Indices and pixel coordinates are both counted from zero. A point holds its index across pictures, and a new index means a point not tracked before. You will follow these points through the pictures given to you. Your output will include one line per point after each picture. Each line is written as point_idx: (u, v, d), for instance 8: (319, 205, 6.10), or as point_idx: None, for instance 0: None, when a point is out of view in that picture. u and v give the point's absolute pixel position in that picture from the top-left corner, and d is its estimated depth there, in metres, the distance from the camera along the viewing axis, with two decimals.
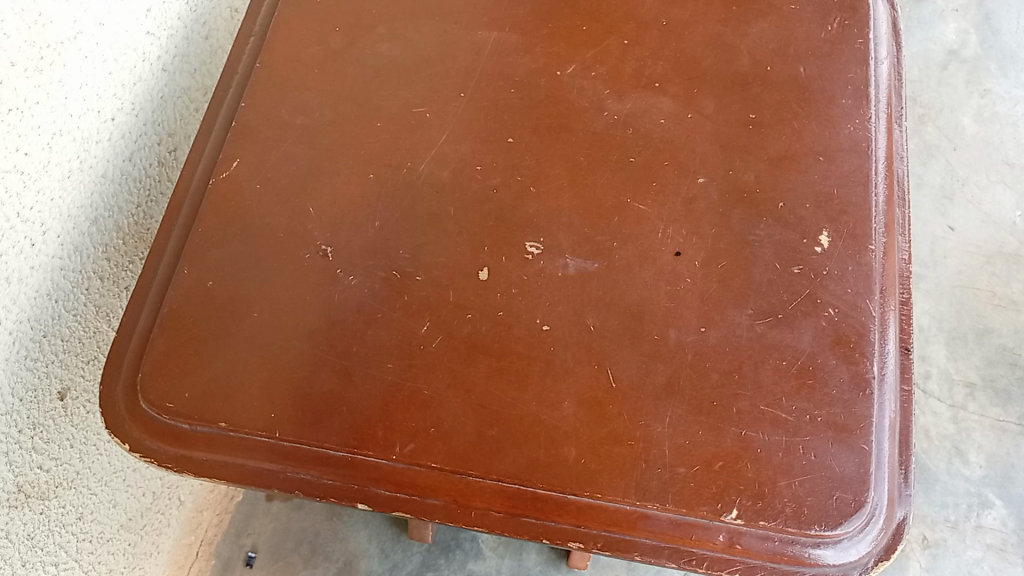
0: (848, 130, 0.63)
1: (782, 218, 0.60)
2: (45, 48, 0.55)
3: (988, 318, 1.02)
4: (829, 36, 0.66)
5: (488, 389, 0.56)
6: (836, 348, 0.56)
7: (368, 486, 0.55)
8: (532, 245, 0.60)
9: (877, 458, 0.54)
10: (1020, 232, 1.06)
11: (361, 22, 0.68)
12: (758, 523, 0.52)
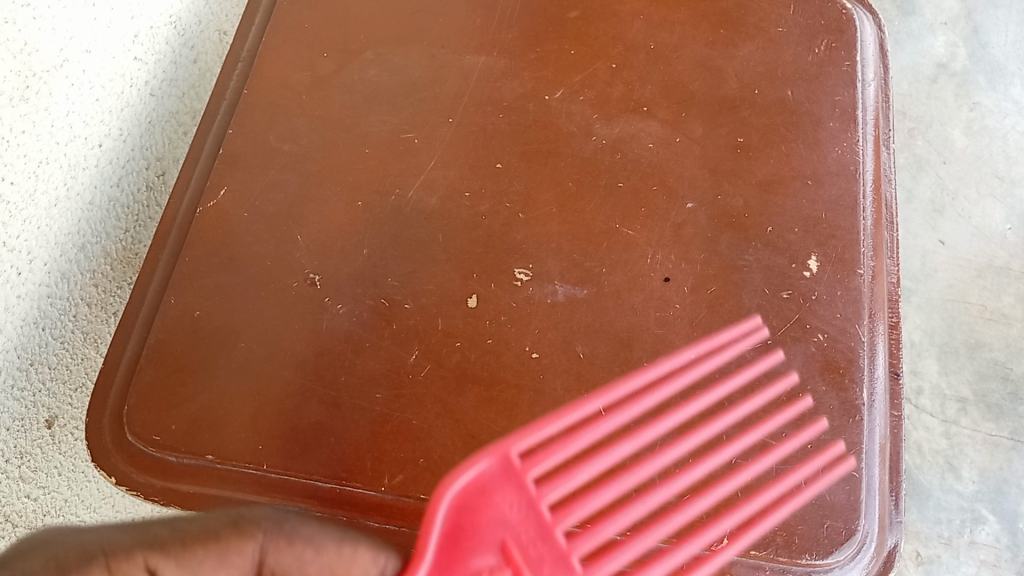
0: (836, 154, 0.63)
1: (770, 242, 0.60)
2: (31, 77, 0.55)
3: (979, 332, 1.01)
4: (815, 60, 0.67)
5: (477, 419, 0.55)
6: (826, 374, 0.56)
7: (356, 517, 0.54)
8: (521, 272, 0.59)
9: (868, 485, 0.54)
10: (1010, 245, 1.06)
11: (350, 48, 0.68)
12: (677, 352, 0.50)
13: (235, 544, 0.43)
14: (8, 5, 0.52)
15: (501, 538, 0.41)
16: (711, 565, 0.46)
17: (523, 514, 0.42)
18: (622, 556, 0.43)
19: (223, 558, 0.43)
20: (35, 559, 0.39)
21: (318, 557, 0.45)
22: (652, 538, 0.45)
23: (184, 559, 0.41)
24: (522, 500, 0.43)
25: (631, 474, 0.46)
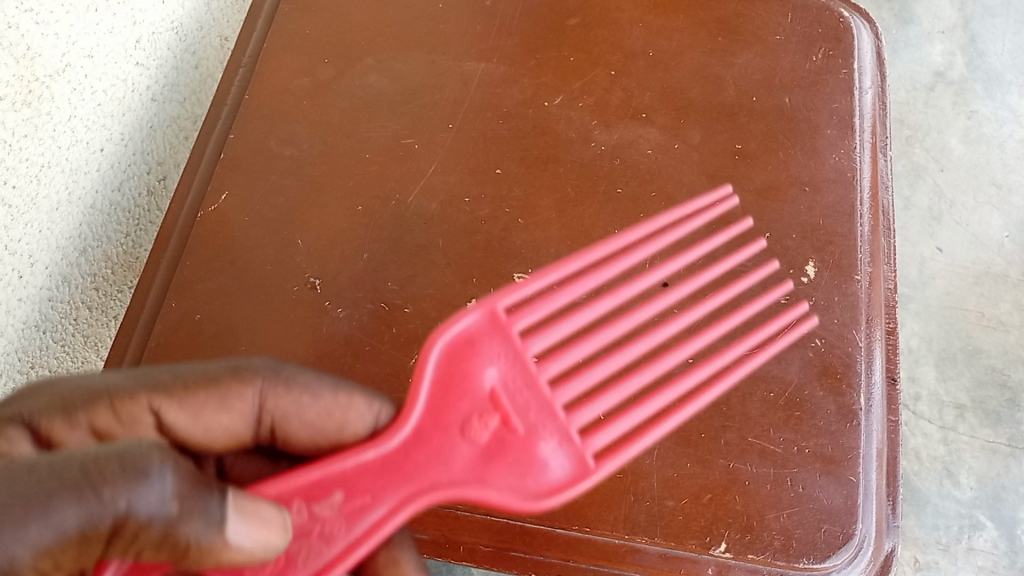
0: (833, 160, 0.64)
1: (769, 247, 0.60)
2: (34, 82, 0.55)
3: (977, 339, 1.01)
4: (813, 68, 0.68)
5: None
6: (823, 379, 0.56)
7: None
8: (519, 276, 0.59)
9: (865, 489, 0.54)
10: (1007, 253, 1.06)
11: (351, 54, 0.69)
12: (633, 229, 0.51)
13: (234, 389, 0.44)
14: (12, 10, 0.52)
15: (490, 383, 0.43)
16: (694, 409, 0.47)
17: (512, 364, 0.44)
18: (608, 399, 0.45)
19: (222, 403, 0.44)
20: (37, 400, 0.42)
21: (317, 402, 0.46)
22: (635, 384, 0.47)
23: (184, 400, 0.43)
24: (511, 351, 0.44)
25: (613, 327, 0.48)
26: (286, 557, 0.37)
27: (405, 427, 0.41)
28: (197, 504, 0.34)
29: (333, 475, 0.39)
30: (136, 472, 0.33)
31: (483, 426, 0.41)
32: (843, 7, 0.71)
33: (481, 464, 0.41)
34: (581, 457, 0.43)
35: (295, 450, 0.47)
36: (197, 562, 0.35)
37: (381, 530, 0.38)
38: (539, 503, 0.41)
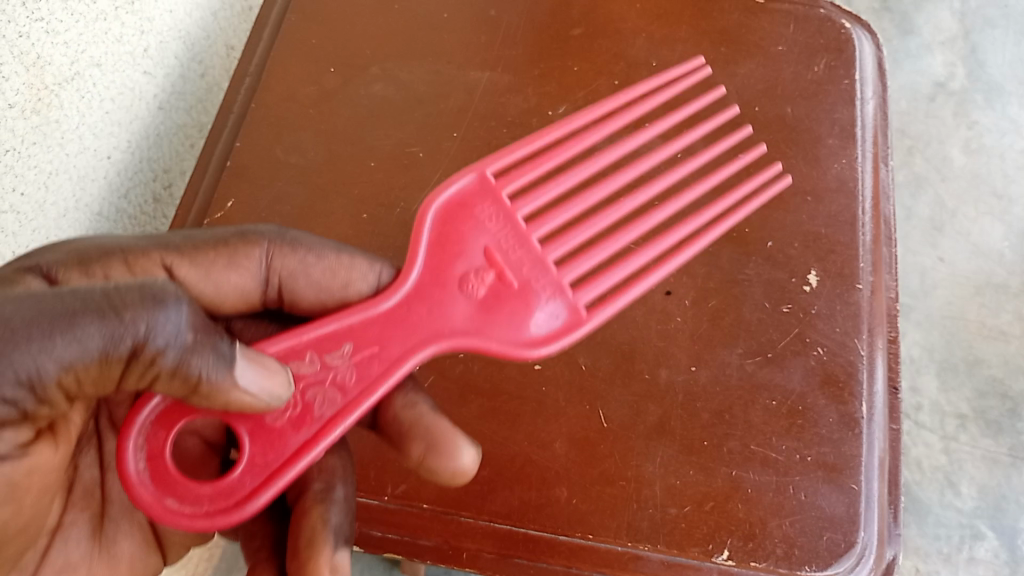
0: (835, 170, 0.64)
1: (770, 257, 0.61)
2: (43, 90, 0.56)
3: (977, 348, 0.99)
4: (815, 78, 0.68)
5: (480, 430, 0.56)
6: (825, 388, 0.57)
7: (360, 527, 0.55)
8: None
9: (867, 497, 0.54)
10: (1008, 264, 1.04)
11: (356, 63, 0.69)
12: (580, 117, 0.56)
13: (243, 250, 0.46)
14: (22, 20, 0.52)
15: (483, 241, 0.47)
16: (672, 267, 0.52)
17: (501, 220, 0.48)
18: (595, 257, 0.50)
19: (232, 262, 0.46)
20: (56, 253, 0.43)
21: (321, 261, 0.48)
22: (617, 245, 0.51)
23: (194, 258, 0.45)
24: (500, 213, 0.49)
25: (588, 196, 0.53)
26: (304, 405, 0.40)
27: (408, 282, 0.44)
28: (207, 349, 0.37)
29: (343, 330, 0.42)
30: (155, 301, 0.36)
31: (481, 280, 0.45)
32: (845, 18, 0.72)
33: (481, 314, 0.44)
34: (573, 307, 0.47)
35: (302, 311, 0.49)
36: (201, 404, 0.38)
37: (392, 371, 0.41)
38: (542, 346, 0.45)
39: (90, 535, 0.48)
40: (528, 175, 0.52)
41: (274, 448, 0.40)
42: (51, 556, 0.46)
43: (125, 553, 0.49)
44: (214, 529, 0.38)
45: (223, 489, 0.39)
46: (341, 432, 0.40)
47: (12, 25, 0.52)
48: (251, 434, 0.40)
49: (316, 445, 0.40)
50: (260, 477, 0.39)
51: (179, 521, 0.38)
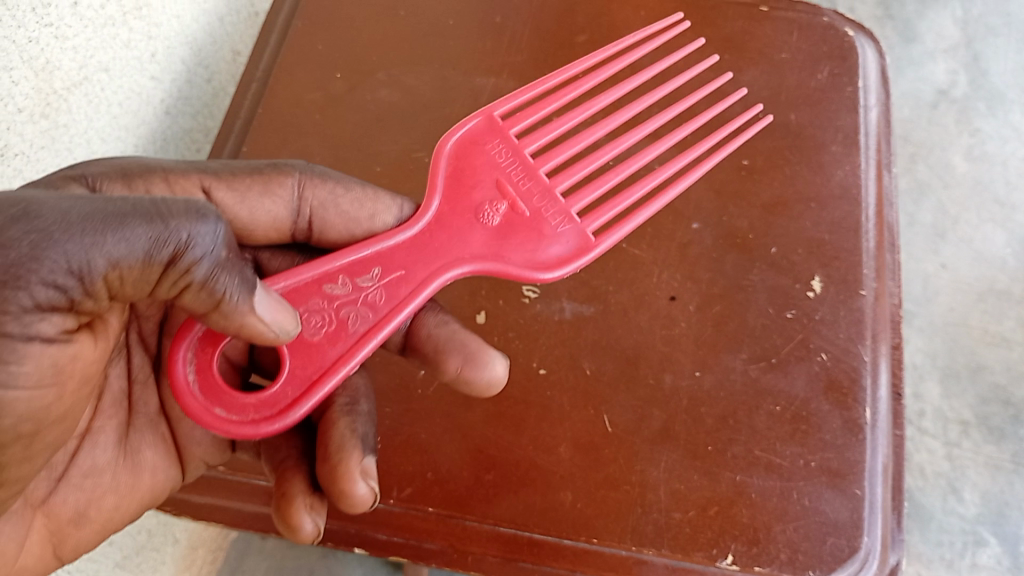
0: (839, 176, 0.64)
1: (774, 263, 0.61)
2: (52, 95, 0.56)
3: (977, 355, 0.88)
4: (818, 85, 0.69)
5: (485, 434, 0.56)
6: (829, 394, 0.57)
7: (365, 530, 0.56)
8: (528, 289, 0.61)
9: (870, 503, 0.55)
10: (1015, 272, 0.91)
11: (362, 69, 0.70)
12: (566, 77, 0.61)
13: (276, 179, 0.49)
14: (31, 24, 0.53)
15: (495, 176, 0.52)
16: (657, 205, 0.58)
17: (509, 160, 0.53)
18: (593, 193, 0.55)
19: (266, 189, 0.48)
20: (99, 166, 0.43)
21: (348, 194, 0.50)
22: (611, 184, 0.56)
23: (231, 182, 0.47)
24: (508, 152, 0.54)
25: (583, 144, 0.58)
26: (339, 323, 0.43)
27: (429, 212, 0.48)
28: (237, 272, 0.38)
29: (372, 255, 0.45)
30: (198, 213, 0.36)
31: (495, 210, 0.49)
32: (848, 25, 0.72)
33: (498, 239, 0.49)
34: (581, 234, 0.52)
35: (328, 247, 0.51)
36: (220, 323, 0.39)
37: (420, 291, 0.45)
38: (559, 265, 0.50)
39: (116, 440, 0.47)
40: (529, 122, 0.57)
41: (313, 360, 0.42)
42: (79, 460, 0.45)
43: (150, 461, 0.48)
44: (259, 435, 0.40)
45: (266, 400, 0.41)
46: (376, 345, 0.43)
47: (22, 30, 0.52)
48: (290, 349, 0.42)
49: (355, 354, 0.42)
50: (301, 388, 0.41)
51: (226, 428, 0.40)
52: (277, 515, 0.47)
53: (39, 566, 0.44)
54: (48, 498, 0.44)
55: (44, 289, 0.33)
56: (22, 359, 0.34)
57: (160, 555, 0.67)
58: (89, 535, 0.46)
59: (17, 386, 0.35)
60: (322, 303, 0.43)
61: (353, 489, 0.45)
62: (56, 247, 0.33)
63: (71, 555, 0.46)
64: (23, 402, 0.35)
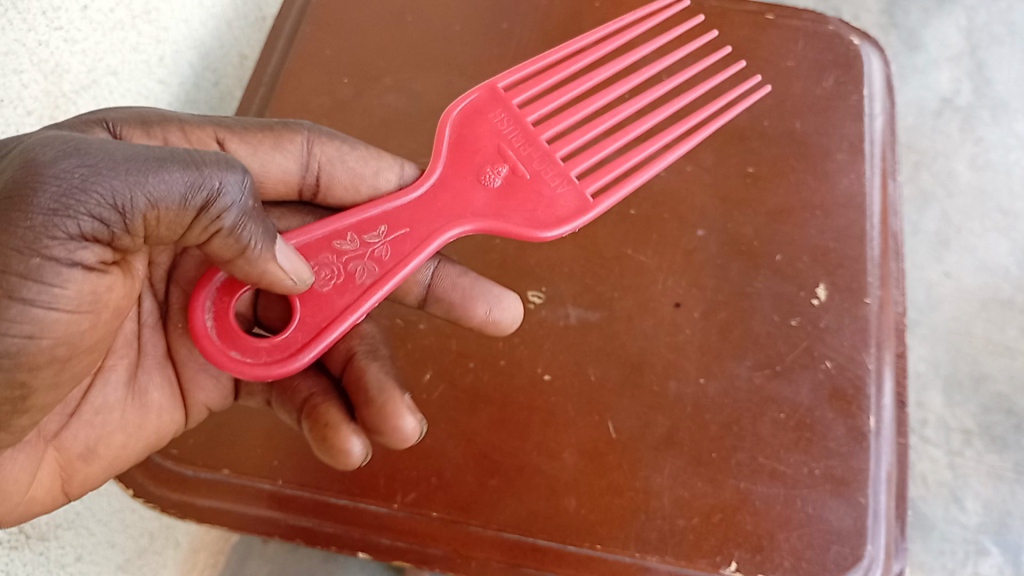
0: (844, 185, 0.65)
1: (779, 270, 0.61)
2: (62, 98, 0.56)
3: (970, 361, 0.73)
4: (823, 94, 0.69)
5: (490, 439, 0.56)
6: (833, 401, 0.57)
7: (369, 534, 0.55)
8: (534, 295, 0.61)
9: (874, 511, 0.55)
10: None
11: (369, 74, 0.70)
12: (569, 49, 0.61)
13: (287, 135, 0.51)
14: (41, 28, 0.53)
15: (498, 142, 0.52)
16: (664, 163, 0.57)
17: (512, 126, 0.54)
18: (598, 155, 0.55)
19: (277, 144, 0.51)
20: (119, 112, 0.44)
21: (354, 152, 0.53)
22: (616, 146, 0.56)
23: (243, 135, 0.49)
24: (512, 119, 0.55)
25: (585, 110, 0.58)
26: (347, 276, 0.44)
27: (433, 176, 0.49)
28: (261, 224, 0.40)
29: (378, 214, 0.46)
30: (229, 162, 0.38)
31: (496, 172, 0.50)
32: (853, 34, 0.72)
33: (499, 200, 0.49)
34: (580, 196, 0.52)
35: (333, 204, 0.54)
36: (241, 270, 0.40)
37: (423, 249, 0.46)
38: (557, 224, 0.50)
39: (127, 380, 0.48)
40: (533, 91, 0.58)
41: (323, 309, 0.43)
42: (91, 397, 0.46)
43: (157, 402, 0.50)
44: (272, 377, 0.41)
45: (279, 343, 0.42)
46: (380, 298, 0.44)
47: (32, 33, 0.52)
48: (302, 298, 0.43)
49: (361, 305, 0.43)
50: (311, 334, 0.43)
51: (240, 369, 0.41)
52: (321, 449, 0.47)
53: (48, 500, 0.45)
54: (60, 433, 0.45)
55: (90, 219, 0.35)
56: (66, 283, 0.36)
57: (162, 557, 0.65)
58: (98, 472, 0.47)
59: (60, 308, 0.36)
60: (331, 258, 0.44)
61: (401, 424, 0.47)
62: (104, 181, 0.34)
63: (79, 492, 0.47)
64: (63, 325, 0.37)
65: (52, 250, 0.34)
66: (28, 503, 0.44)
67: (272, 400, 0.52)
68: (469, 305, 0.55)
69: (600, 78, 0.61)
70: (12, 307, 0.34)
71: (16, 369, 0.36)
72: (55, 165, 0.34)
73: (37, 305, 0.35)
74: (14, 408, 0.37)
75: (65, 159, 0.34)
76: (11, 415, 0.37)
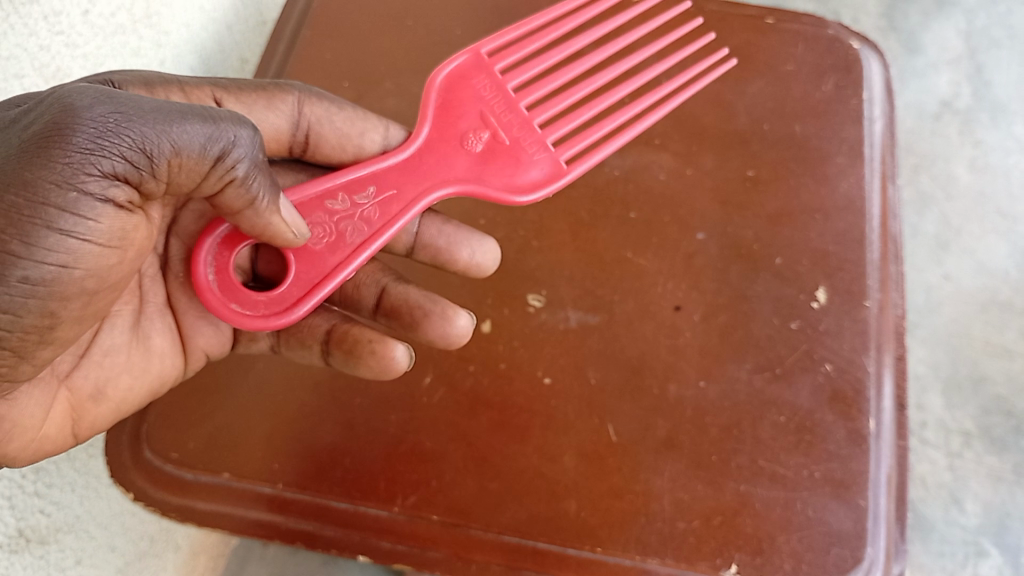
0: (844, 188, 0.65)
1: (779, 273, 0.61)
2: None
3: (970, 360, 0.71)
4: (823, 97, 0.69)
5: (490, 442, 0.56)
6: (833, 404, 0.57)
7: (369, 537, 0.55)
8: (534, 298, 0.61)
9: (874, 513, 0.55)
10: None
11: (369, 78, 0.70)
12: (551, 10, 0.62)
13: (279, 95, 0.55)
14: (43, 33, 0.52)
15: (480, 107, 0.55)
16: (634, 132, 0.60)
17: (492, 92, 0.57)
18: (575, 121, 0.58)
19: (270, 103, 0.55)
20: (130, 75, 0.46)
21: (342, 112, 0.57)
22: (590, 114, 0.59)
23: (239, 95, 0.53)
24: (493, 85, 0.57)
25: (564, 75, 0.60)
26: (338, 235, 0.47)
27: (418, 139, 0.52)
28: (267, 179, 0.43)
29: (368, 175, 0.49)
30: (241, 120, 0.41)
31: (478, 137, 0.53)
32: (853, 38, 0.72)
33: (480, 164, 0.53)
34: (555, 161, 0.56)
35: (321, 160, 0.58)
36: (247, 222, 0.43)
37: (410, 209, 0.49)
38: (533, 188, 0.54)
39: (131, 325, 0.50)
40: (515, 57, 0.60)
41: (315, 265, 0.47)
42: (100, 338, 0.49)
43: (159, 347, 0.52)
44: (269, 328, 0.46)
45: (275, 298, 0.46)
46: (369, 255, 0.48)
47: (33, 38, 0.51)
48: (296, 254, 0.47)
49: (350, 264, 0.47)
50: (304, 289, 0.47)
51: (240, 320, 0.45)
52: (363, 364, 0.54)
53: (61, 439, 0.47)
54: (72, 373, 0.47)
55: (124, 162, 0.36)
56: (100, 217, 0.36)
57: (162, 560, 0.64)
58: (106, 413, 0.49)
59: (93, 240, 0.37)
60: (323, 218, 0.48)
61: (457, 319, 0.54)
62: (137, 127, 0.36)
63: (87, 433, 0.49)
64: (94, 257, 0.37)
65: (90, 185, 0.35)
66: (44, 438, 0.45)
67: (281, 343, 0.56)
68: (455, 248, 0.58)
69: (580, 46, 0.62)
70: (49, 236, 0.35)
71: (47, 298, 0.37)
72: (91, 109, 0.35)
73: (72, 236, 0.36)
74: (39, 337, 0.38)
75: (100, 105, 0.36)
76: (36, 344, 0.38)
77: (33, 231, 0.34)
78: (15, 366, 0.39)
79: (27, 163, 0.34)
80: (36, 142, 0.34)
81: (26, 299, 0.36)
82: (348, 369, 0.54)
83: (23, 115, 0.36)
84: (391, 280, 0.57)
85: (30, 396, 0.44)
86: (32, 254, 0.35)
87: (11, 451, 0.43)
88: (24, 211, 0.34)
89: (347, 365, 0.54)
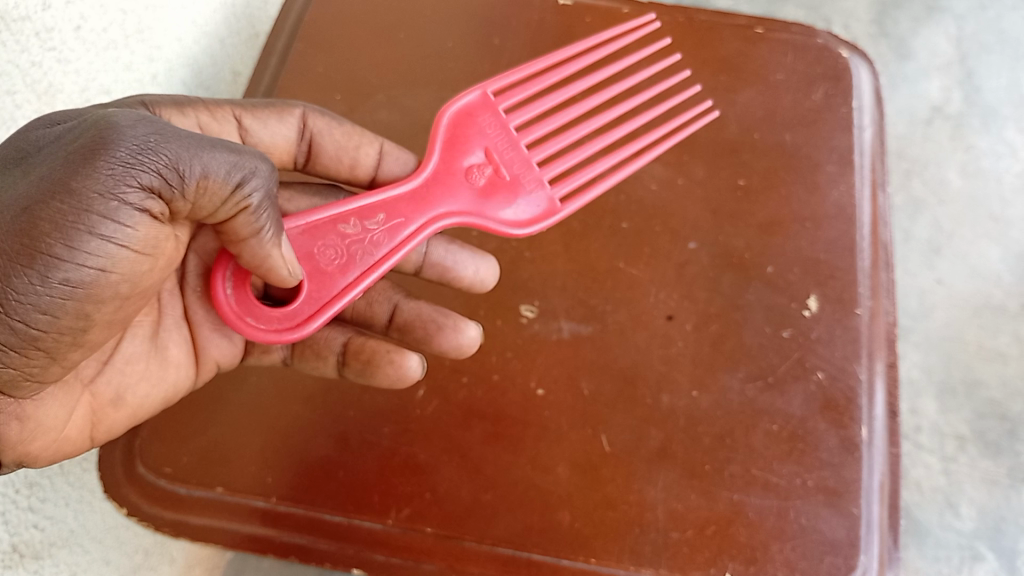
0: (834, 197, 0.65)
1: (771, 282, 0.61)
2: None
3: (966, 363, 0.69)
4: (813, 106, 0.69)
5: (484, 454, 0.56)
6: (825, 412, 0.57)
7: (364, 550, 0.55)
8: (526, 309, 0.61)
9: (867, 521, 0.55)
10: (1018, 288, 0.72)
11: (361, 90, 0.70)
12: (558, 52, 0.63)
13: (288, 116, 0.56)
14: (34, 49, 0.52)
15: (484, 143, 0.56)
16: (626, 173, 0.61)
17: (497, 130, 0.57)
18: (573, 158, 0.59)
19: (282, 122, 0.56)
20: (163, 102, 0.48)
21: (341, 127, 0.58)
22: (588, 153, 0.60)
23: (255, 114, 0.54)
24: (497, 122, 0.58)
25: (569, 112, 0.61)
26: (350, 256, 0.48)
27: (427, 169, 0.53)
28: (274, 213, 0.43)
29: (380, 202, 0.50)
30: (260, 154, 0.42)
31: (481, 173, 0.54)
32: (842, 47, 0.73)
33: (481, 198, 0.53)
34: (551, 198, 0.57)
35: (320, 174, 0.60)
36: (248, 255, 0.43)
37: (417, 236, 0.50)
38: (527, 224, 0.55)
39: (150, 335, 0.50)
40: (521, 95, 0.60)
41: (326, 286, 0.47)
42: (124, 346, 0.49)
43: (175, 358, 0.52)
44: (282, 342, 0.46)
45: (288, 314, 0.46)
46: (378, 277, 0.48)
47: (25, 54, 0.51)
48: (307, 273, 0.47)
49: (360, 286, 0.47)
50: (316, 306, 0.47)
51: (254, 334, 0.46)
52: (380, 373, 0.55)
53: (79, 442, 0.47)
54: (96, 378, 0.47)
55: (158, 177, 0.36)
56: (137, 225, 0.37)
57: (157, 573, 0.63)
58: (123, 418, 0.49)
59: (129, 247, 0.37)
60: (336, 240, 0.48)
61: (466, 329, 0.56)
62: (172, 147, 0.37)
63: (104, 437, 0.49)
64: (129, 263, 0.37)
65: (129, 196, 0.36)
66: (66, 440, 0.45)
67: (294, 356, 0.57)
68: (459, 268, 0.59)
69: (587, 82, 0.63)
70: (90, 241, 0.35)
71: (84, 302, 0.37)
72: (131, 128, 0.36)
73: (111, 242, 0.36)
74: (73, 341, 0.38)
75: (139, 125, 0.37)
76: (69, 347, 0.38)
77: (75, 236, 0.35)
78: (47, 369, 0.38)
79: (72, 173, 0.34)
80: (80, 153, 0.35)
81: (64, 301, 0.36)
82: (363, 379, 0.56)
83: (63, 133, 0.37)
84: (403, 296, 0.58)
85: (55, 398, 0.44)
86: (74, 257, 0.35)
87: (35, 450, 0.43)
88: (68, 216, 0.34)
89: (362, 376, 0.55)
